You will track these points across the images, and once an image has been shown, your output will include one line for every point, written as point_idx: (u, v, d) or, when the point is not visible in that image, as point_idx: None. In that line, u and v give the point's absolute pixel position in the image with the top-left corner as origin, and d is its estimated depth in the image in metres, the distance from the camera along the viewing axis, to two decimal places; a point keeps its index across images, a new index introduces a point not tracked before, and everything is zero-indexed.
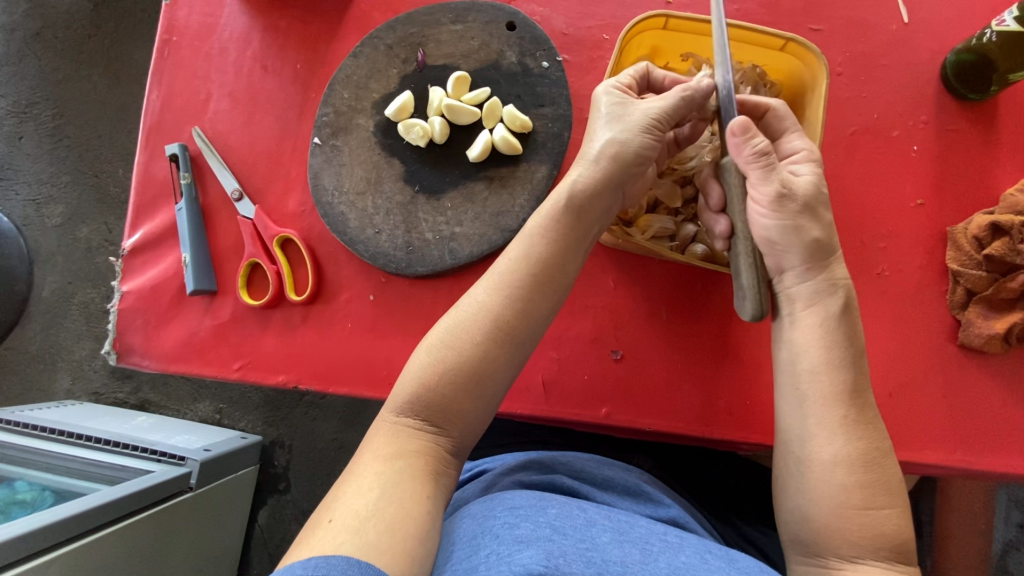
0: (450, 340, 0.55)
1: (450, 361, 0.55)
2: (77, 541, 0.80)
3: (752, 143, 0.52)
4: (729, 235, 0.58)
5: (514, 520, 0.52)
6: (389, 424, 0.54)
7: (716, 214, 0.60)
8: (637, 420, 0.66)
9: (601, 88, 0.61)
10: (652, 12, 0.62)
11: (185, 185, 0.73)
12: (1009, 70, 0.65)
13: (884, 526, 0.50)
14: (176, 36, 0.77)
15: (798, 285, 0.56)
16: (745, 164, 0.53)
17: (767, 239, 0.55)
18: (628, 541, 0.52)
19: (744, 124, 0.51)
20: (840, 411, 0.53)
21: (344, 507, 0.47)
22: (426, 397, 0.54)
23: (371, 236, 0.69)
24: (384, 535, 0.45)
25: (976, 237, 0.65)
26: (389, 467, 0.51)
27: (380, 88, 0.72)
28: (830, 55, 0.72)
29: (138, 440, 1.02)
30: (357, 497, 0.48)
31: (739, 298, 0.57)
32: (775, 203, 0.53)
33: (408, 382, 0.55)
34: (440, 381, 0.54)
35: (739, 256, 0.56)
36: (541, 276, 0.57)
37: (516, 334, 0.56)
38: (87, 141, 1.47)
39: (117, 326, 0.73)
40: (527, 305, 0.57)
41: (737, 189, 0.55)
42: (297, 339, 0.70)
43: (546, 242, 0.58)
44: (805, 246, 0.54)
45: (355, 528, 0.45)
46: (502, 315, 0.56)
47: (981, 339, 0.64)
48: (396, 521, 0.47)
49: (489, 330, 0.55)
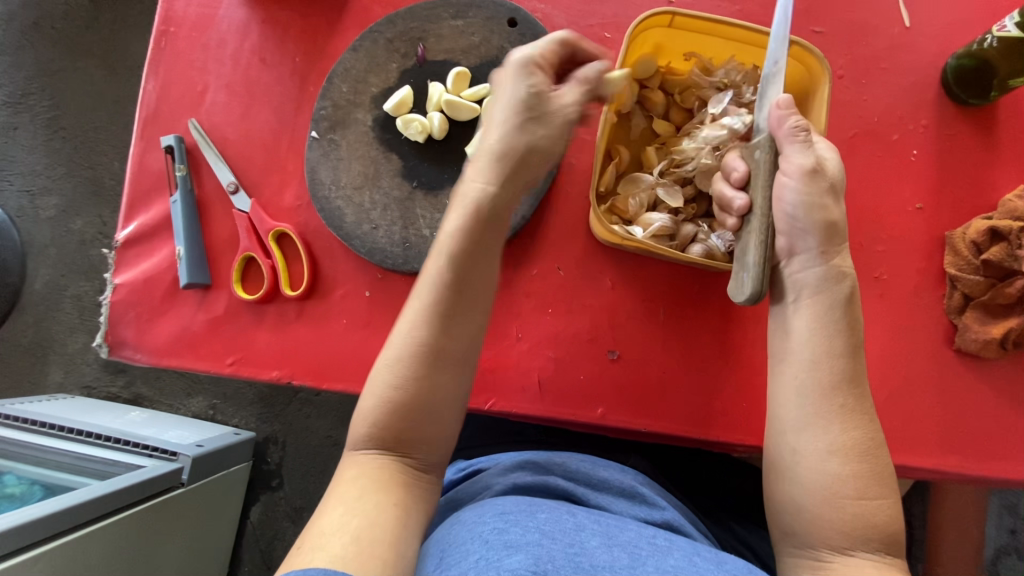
0: (392, 363, 0.55)
1: (391, 391, 0.54)
2: (61, 538, 0.78)
3: (794, 117, 0.53)
4: (745, 212, 0.56)
5: (504, 525, 0.51)
6: (352, 455, 0.54)
7: (735, 190, 0.57)
8: (632, 420, 0.66)
9: (519, 60, 0.56)
10: (658, 9, 0.62)
11: (180, 177, 0.72)
12: (1009, 76, 0.66)
13: (875, 516, 0.50)
14: (173, 27, 0.76)
15: (809, 269, 0.54)
16: (783, 138, 0.53)
17: (787, 214, 0.54)
18: (618, 545, 0.52)
19: (790, 101, 0.53)
20: (838, 399, 0.53)
21: (314, 529, 0.48)
22: (378, 422, 0.54)
23: (368, 231, 0.69)
24: (350, 546, 0.46)
25: (975, 242, 0.65)
26: (352, 488, 0.51)
27: (379, 83, 0.71)
28: (832, 57, 0.71)
29: (130, 435, 1.02)
30: (326, 516, 0.49)
31: (741, 278, 0.55)
32: (808, 177, 0.52)
33: (362, 413, 0.55)
34: (383, 407, 0.54)
35: (751, 234, 0.54)
36: (458, 293, 0.55)
37: (444, 350, 0.55)
38: (82, 133, 1.46)
39: (109, 319, 0.72)
40: (448, 322, 0.55)
41: (767, 166, 0.54)
42: (291, 335, 0.70)
43: (463, 257, 0.56)
44: (825, 226, 0.53)
45: (320, 543, 0.46)
46: (428, 335, 0.55)
47: (978, 343, 0.65)
48: (363, 532, 0.48)
49: (416, 351, 0.54)
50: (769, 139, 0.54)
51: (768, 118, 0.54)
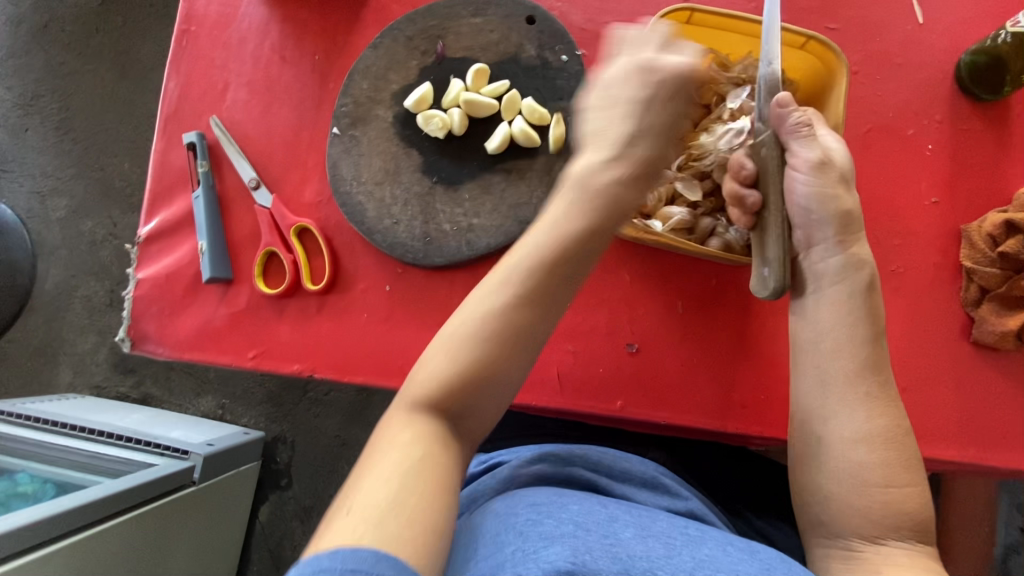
0: (473, 333, 0.54)
1: (461, 359, 0.54)
2: (73, 536, 0.79)
3: (794, 114, 0.54)
4: (759, 208, 0.56)
5: (537, 517, 0.52)
6: (403, 417, 0.53)
7: (743, 189, 0.58)
8: (651, 412, 0.67)
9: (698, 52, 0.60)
10: (676, 6, 0.63)
11: (202, 173, 0.73)
12: (1022, 72, 0.66)
13: (905, 503, 0.51)
14: (194, 26, 0.77)
15: (828, 259, 0.55)
16: (785, 135, 0.54)
17: (801, 206, 0.55)
18: (652, 535, 0.52)
19: (787, 99, 0.54)
20: (863, 386, 0.53)
21: (362, 498, 0.46)
22: (444, 389, 0.54)
23: (389, 226, 0.69)
24: (408, 528, 0.45)
25: (991, 235, 0.65)
26: (411, 455, 0.50)
27: (399, 80, 0.72)
28: (846, 54, 0.72)
29: (142, 434, 1.02)
30: (377, 489, 0.47)
31: (763, 274, 0.56)
32: (816, 169, 0.53)
33: (424, 379, 0.54)
34: (459, 378, 0.54)
35: (769, 230, 0.55)
36: (561, 274, 0.55)
37: (535, 332, 0.56)
38: (93, 134, 1.47)
39: (131, 314, 0.73)
40: (544, 302, 0.56)
41: (775, 163, 0.55)
42: (312, 329, 0.70)
43: (586, 234, 0.55)
44: (839, 215, 0.54)
45: (377, 517, 0.45)
46: (526, 313, 0.55)
47: (995, 335, 0.65)
48: (419, 511, 0.46)
49: (509, 327, 0.54)
50: (771, 137, 0.55)
51: (767, 117, 0.55)
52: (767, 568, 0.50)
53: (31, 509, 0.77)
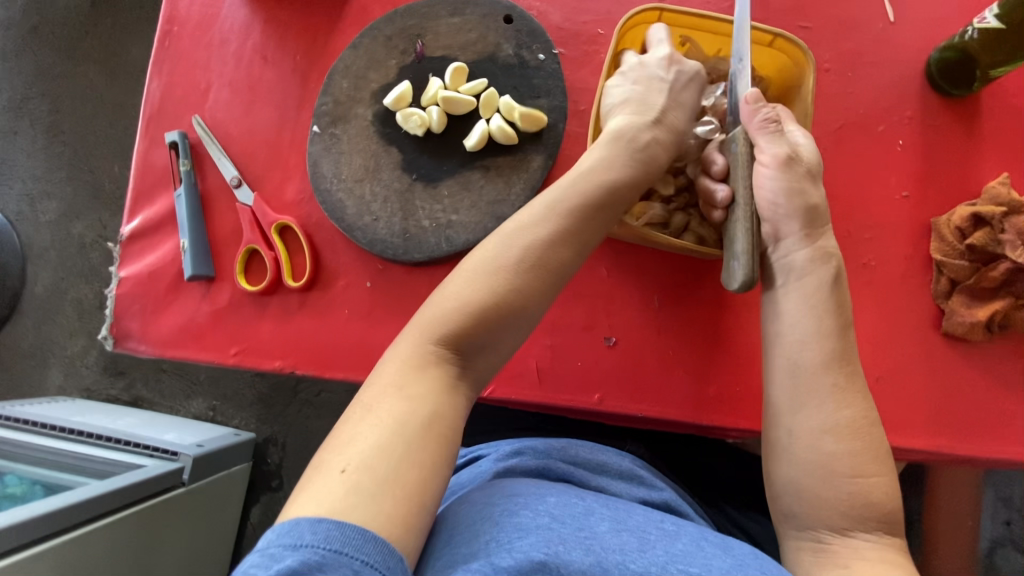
0: (490, 273, 0.52)
1: (477, 300, 0.51)
2: (60, 537, 0.79)
3: (762, 111, 0.56)
4: (729, 203, 0.58)
5: (515, 508, 0.53)
6: (410, 354, 0.50)
7: (717, 183, 0.59)
8: (628, 405, 0.68)
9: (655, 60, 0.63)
10: (645, 6, 0.65)
11: (184, 172, 0.73)
12: (990, 66, 0.68)
13: (873, 494, 0.52)
14: (176, 27, 0.78)
15: (795, 253, 0.56)
16: (755, 130, 0.56)
17: (770, 201, 0.56)
18: (627, 529, 0.53)
19: (757, 96, 0.55)
20: (831, 378, 0.54)
21: (357, 453, 0.45)
22: (455, 333, 0.51)
23: (369, 223, 0.70)
24: (401, 503, 0.43)
25: (959, 228, 0.67)
26: (411, 407, 0.47)
27: (379, 79, 0.73)
28: (819, 52, 0.74)
29: (131, 435, 1.03)
30: (372, 448, 0.45)
31: (732, 266, 0.56)
32: (783, 164, 0.55)
33: (437, 317, 0.51)
34: (470, 325, 0.51)
35: (737, 223, 0.56)
36: (581, 231, 0.55)
37: (555, 283, 0.54)
38: (83, 137, 1.47)
39: (114, 312, 0.73)
40: (566, 254, 0.54)
41: (745, 159, 0.56)
42: (294, 326, 0.71)
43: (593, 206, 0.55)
44: (806, 209, 0.55)
45: (370, 478, 0.43)
46: (546, 262, 0.53)
47: (964, 326, 0.66)
48: (414, 483, 0.44)
49: (532, 275, 0.52)
50: (743, 133, 0.57)
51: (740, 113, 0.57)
52: (739, 564, 0.51)
53: (13, 510, 0.76)
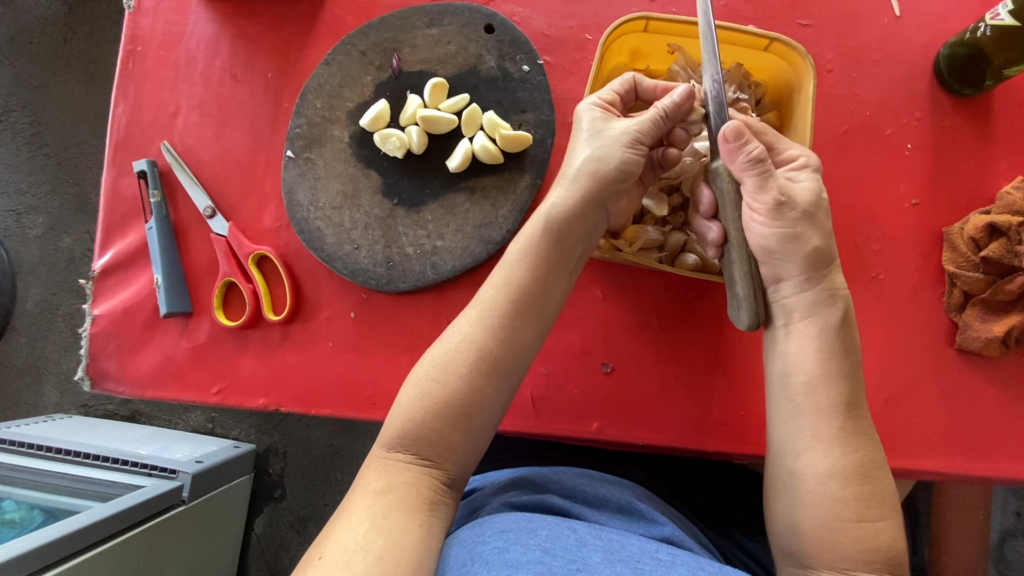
0: (436, 373, 0.54)
1: (435, 394, 0.53)
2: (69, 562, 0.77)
3: (746, 149, 0.49)
4: (722, 242, 0.55)
5: (504, 544, 0.49)
6: (381, 460, 0.53)
7: (708, 220, 0.57)
8: (627, 434, 0.65)
9: (586, 104, 0.58)
10: (631, 15, 0.60)
11: (155, 203, 0.70)
12: (1003, 65, 0.63)
13: (879, 538, 0.49)
14: (140, 46, 0.74)
15: (796, 295, 0.53)
16: (739, 171, 0.50)
17: (764, 246, 0.52)
18: (620, 560, 0.49)
19: (737, 131, 0.49)
20: (835, 422, 0.51)
21: (337, 541, 0.46)
22: (416, 431, 0.52)
23: (350, 252, 0.67)
24: (374, 568, 0.44)
25: (973, 239, 0.63)
26: (379, 500, 0.49)
27: (354, 97, 0.69)
28: (821, 51, 0.69)
29: (127, 454, 0.98)
30: (346, 533, 0.47)
31: (736, 306, 0.55)
32: (774, 212, 0.50)
33: (397, 417, 0.53)
34: (428, 417, 0.52)
35: (733, 264, 0.54)
36: (525, 305, 0.55)
37: (504, 362, 0.54)
38: (66, 149, 1.43)
39: (90, 351, 0.70)
40: (511, 332, 0.55)
41: (731, 198, 0.52)
42: (277, 361, 0.68)
43: (535, 273, 0.56)
44: (805, 255, 0.52)
45: (344, 563, 0.45)
46: (487, 345, 0.54)
47: (980, 342, 0.63)
48: (386, 552, 0.46)
49: (475, 362, 0.53)
50: (727, 172, 0.52)
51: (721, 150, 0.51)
52: None
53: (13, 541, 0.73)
